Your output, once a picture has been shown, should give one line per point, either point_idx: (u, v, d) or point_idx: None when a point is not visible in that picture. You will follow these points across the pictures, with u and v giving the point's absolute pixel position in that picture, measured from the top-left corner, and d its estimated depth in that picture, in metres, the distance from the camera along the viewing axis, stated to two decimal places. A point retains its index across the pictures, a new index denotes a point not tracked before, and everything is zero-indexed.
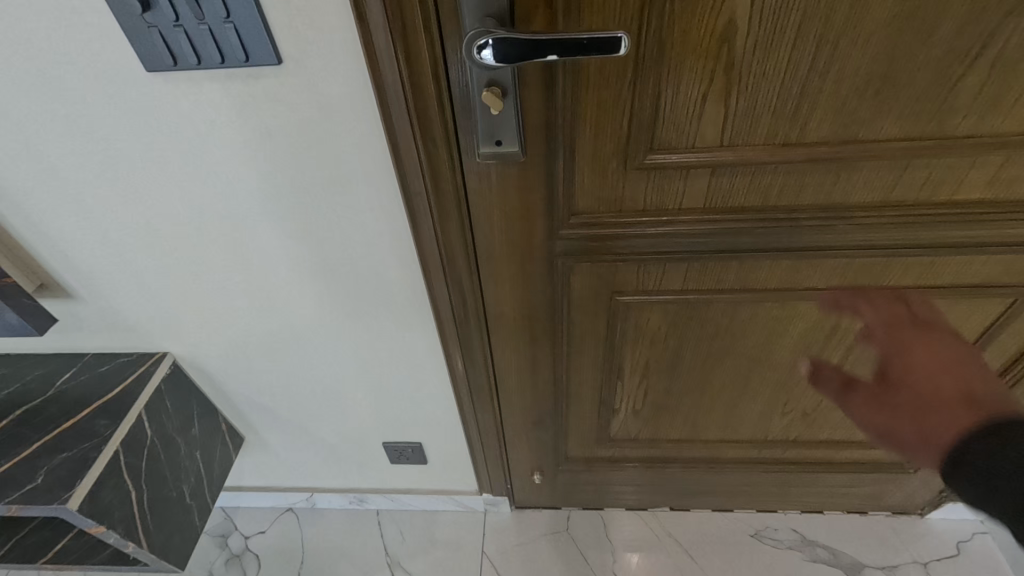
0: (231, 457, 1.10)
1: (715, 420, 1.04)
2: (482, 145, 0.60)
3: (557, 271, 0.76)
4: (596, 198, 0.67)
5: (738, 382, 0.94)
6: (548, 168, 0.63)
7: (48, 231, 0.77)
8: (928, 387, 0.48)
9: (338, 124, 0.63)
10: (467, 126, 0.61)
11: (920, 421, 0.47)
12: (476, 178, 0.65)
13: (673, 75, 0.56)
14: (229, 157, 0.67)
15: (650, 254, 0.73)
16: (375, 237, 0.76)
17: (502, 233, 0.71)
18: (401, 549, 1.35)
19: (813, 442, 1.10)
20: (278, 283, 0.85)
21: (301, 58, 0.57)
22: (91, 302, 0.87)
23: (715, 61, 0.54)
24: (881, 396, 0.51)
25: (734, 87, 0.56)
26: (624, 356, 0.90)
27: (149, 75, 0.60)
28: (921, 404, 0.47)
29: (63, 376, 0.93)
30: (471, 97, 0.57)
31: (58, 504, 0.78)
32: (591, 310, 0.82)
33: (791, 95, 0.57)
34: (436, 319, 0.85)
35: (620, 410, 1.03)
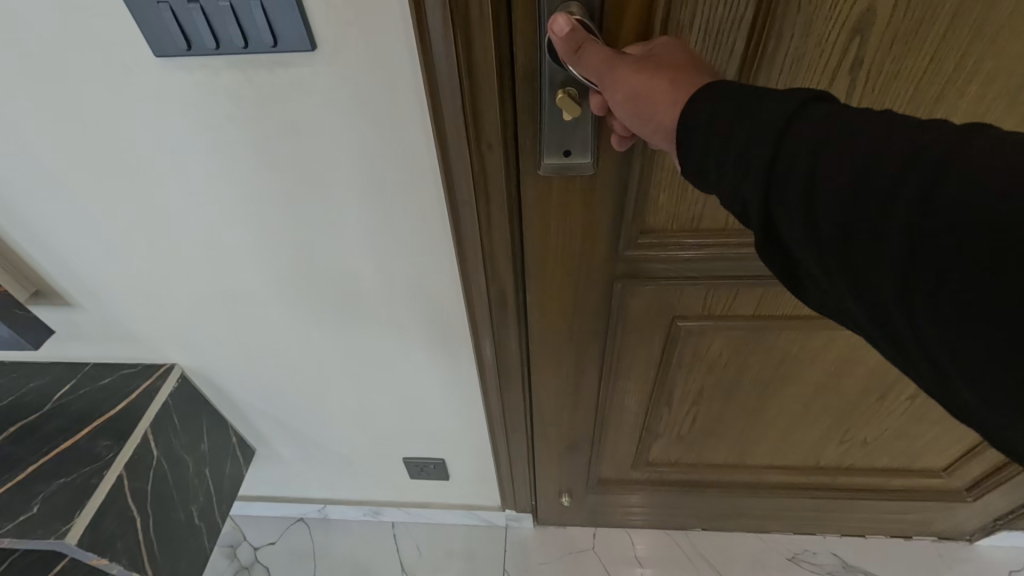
0: (242, 472, 1.03)
1: (764, 445, 0.97)
2: (548, 155, 0.53)
3: (614, 293, 0.68)
4: (671, 215, 0.59)
5: (797, 409, 0.87)
6: (623, 180, 0.56)
7: (42, 235, 0.68)
8: (682, 50, 0.41)
9: (377, 120, 0.54)
10: (529, 132, 0.53)
11: (669, 74, 0.39)
12: (534, 189, 0.57)
13: (789, 80, 0.49)
14: (251, 161, 0.60)
15: (724, 275, 0.65)
16: (410, 246, 0.68)
17: (558, 249, 0.63)
18: (417, 565, 1.28)
19: (867, 470, 1.03)
20: (298, 292, 0.77)
21: (340, 44, 0.48)
22: (91, 310, 0.79)
23: (842, 56, 0.48)
24: (639, 61, 0.41)
25: (857, 90, 0.50)
26: (675, 383, 0.82)
27: (159, 60, 0.51)
28: (671, 66, 0.40)
29: (62, 388, 0.85)
30: (541, 98, 0.50)
31: (55, 539, 0.70)
32: (646, 333, 0.74)
33: (919, 104, 0.51)
34: (474, 335, 0.77)
35: (663, 436, 0.95)
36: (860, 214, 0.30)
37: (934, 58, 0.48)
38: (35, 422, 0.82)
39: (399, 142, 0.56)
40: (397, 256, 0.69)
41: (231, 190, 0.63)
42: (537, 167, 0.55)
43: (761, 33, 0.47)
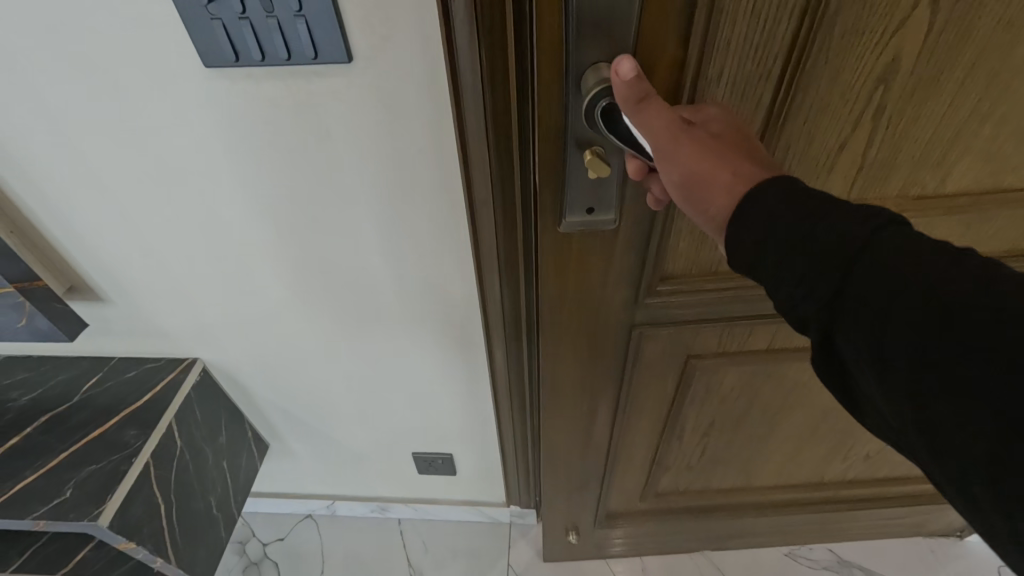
0: (256, 465, 1.06)
1: (772, 466, 1.01)
2: (574, 214, 0.57)
3: (633, 340, 0.73)
4: (690, 261, 0.65)
5: (806, 429, 0.93)
6: (653, 218, 0.59)
7: (80, 231, 0.72)
8: (732, 133, 0.45)
9: (402, 125, 0.59)
10: (557, 189, 0.56)
11: (727, 165, 0.42)
12: (554, 238, 0.60)
13: (814, 125, 0.53)
14: (284, 173, 0.65)
15: (737, 314, 0.71)
16: (428, 245, 0.73)
17: (579, 293, 0.66)
18: (424, 560, 1.32)
19: (865, 476, 1.07)
20: (319, 290, 0.81)
21: (373, 54, 0.53)
22: (123, 305, 0.83)
23: (866, 103, 0.52)
24: (699, 144, 0.43)
25: (878, 134, 0.55)
26: (687, 418, 0.88)
27: (206, 70, 0.56)
28: (727, 154, 0.43)
29: (90, 381, 0.89)
30: (568, 159, 0.53)
31: (88, 521, 0.73)
32: (662, 373, 0.79)
33: (937, 144, 0.56)
34: (484, 321, 0.80)
35: (673, 467, 1.00)
36: (926, 352, 0.32)
37: (952, 103, 0.52)
38: (63, 413, 0.85)
39: (422, 145, 0.61)
40: (415, 256, 0.74)
41: (259, 191, 0.67)
42: (558, 225, 0.58)
43: (793, 85, 0.50)
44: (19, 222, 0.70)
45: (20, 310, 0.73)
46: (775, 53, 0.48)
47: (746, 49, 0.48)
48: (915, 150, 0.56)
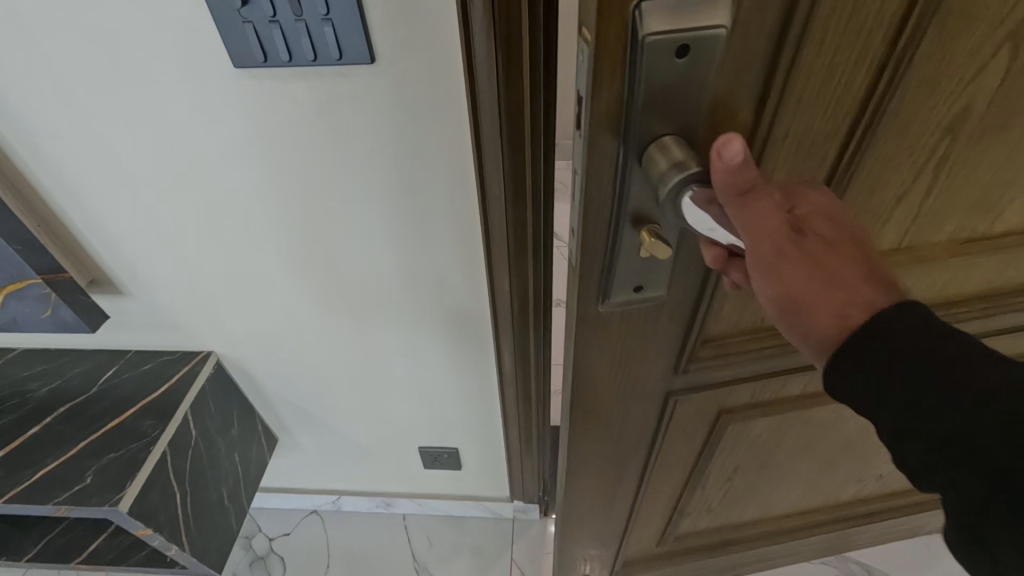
0: (265, 457, 1.08)
1: (791, 495, 1.03)
2: (620, 293, 0.50)
3: (670, 405, 0.71)
4: (732, 323, 0.62)
5: (827, 459, 0.95)
6: (701, 283, 0.54)
7: (105, 225, 0.75)
8: (838, 235, 0.40)
9: (419, 121, 0.61)
10: (600, 269, 0.47)
11: (839, 289, 0.40)
12: (592, 319, 0.52)
13: (875, 180, 0.49)
14: (302, 170, 0.68)
15: (771, 369, 0.71)
16: (441, 240, 0.75)
17: (616, 370, 0.60)
18: (428, 554, 1.34)
19: (872, 487, 1.08)
20: (334, 292, 0.85)
21: (395, 58, 0.56)
22: (142, 298, 0.85)
23: (930, 154, 0.48)
24: (810, 263, 0.39)
25: (936, 184, 0.51)
26: (713, 466, 0.88)
27: (235, 70, 0.58)
28: (836, 272, 0.40)
29: (106, 373, 0.91)
30: (617, 238, 0.45)
31: (109, 506, 0.76)
32: (692, 429, 0.77)
33: (994, 189, 0.54)
34: (493, 310, 0.82)
35: (692, 512, 0.99)
36: None
37: (1012, 149, 0.50)
38: (81, 404, 0.87)
39: (439, 142, 0.63)
40: (428, 251, 0.77)
41: (281, 193, 0.71)
42: (597, 305, 0.51)
43: (863, 139, 0.45)
44: (46, 217, 0.73)
45: (45, 301, 0.75)
46: (845, 111, 0.43)
47: (816, 109, 0.42)
48: (970, 197, 0.54)
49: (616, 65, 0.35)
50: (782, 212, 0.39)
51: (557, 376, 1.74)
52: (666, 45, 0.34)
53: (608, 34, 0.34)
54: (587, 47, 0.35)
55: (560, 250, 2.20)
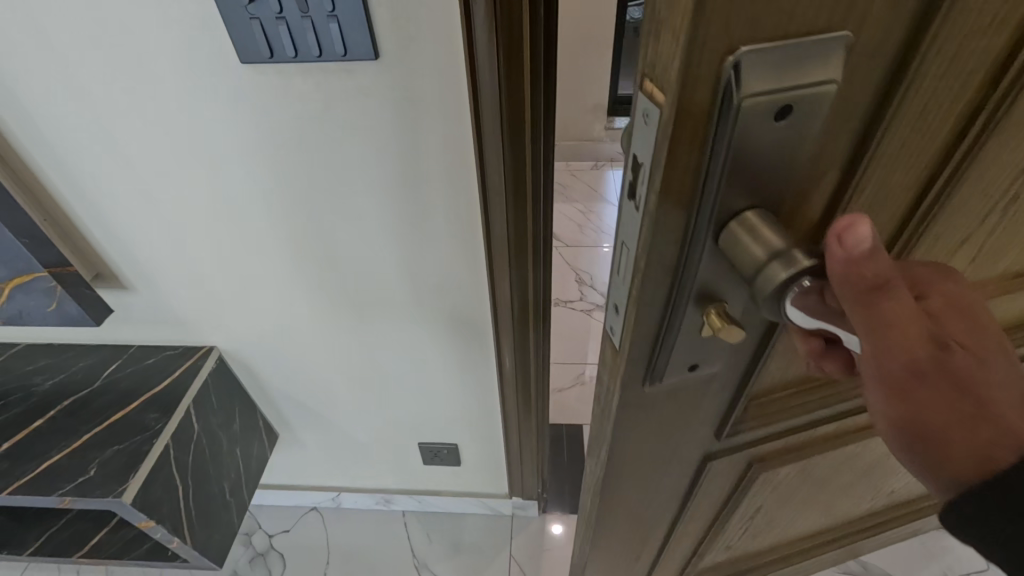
0: (265, 453, 1.10)
1: (808, 521, 0.98)
2: (675, 371, 0.42)
3: (707, 465, 0.62)
4: (781, 378, 0.54)
5: (847, 488, 0.90)
6: (758, 349, 0.46)
7: (110, 221, 0.76)
8: (977, 340, 0.32)
9: (422, 118, 0.63)
10: (656, 348, 0.40)
11: (978, 411, 0.31)
12: (637, 398, 0.45)
13: (943, 230, 0.41)
14: (305, 168, 0.69)
15: (812, 420, 0.63)
16: (442, 237, 0.76)
17: (654, 439, 0.52)
18: (427, 551, 1.35)
19: (881, 499, 1.04)
20: (335, 289, 0.86)
21: (399, 55, 0.57)
22: (145, 293, 0.86)
23: (1003, 195, 0.41)
24: (943, 377, 0.31)
25: (1002, 226, 0.44)
26: (738, 513, 0.80)
27: (242, 66, 0.59)
28: (976, 391, 0.31)
29: (110, 367, 0.92)
30: (677, 318, 0.38)
31: (113, 497, 0.76)
32: (724, 482, 0.69)
33: None
34: (492, 305, 0.84)
35: (711, 551, 0.92)
36: None
37: None
38: (85, 397, 0.88)
39: (442, 140, 0.64)
40: (429, 248, 0.78)
41: (287, 191, 0.72)
42: (645, 383, 0.43)
43: (949, 183, 0.37)
44: (53, 212, 0.74)
45: (50, 295, 0.76)
46: (928, 157, 0.35)
47: (900, 158, 0.34)
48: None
49: (698, 135, 0.28)
50: (915, 309, 0.30)
51: (555, 375, 1.75)
52: (761, 110, 0.27)
53: (688, 102, 0.27)
54: (661, 115, 0.28)
55: (559, 250, 2.22)
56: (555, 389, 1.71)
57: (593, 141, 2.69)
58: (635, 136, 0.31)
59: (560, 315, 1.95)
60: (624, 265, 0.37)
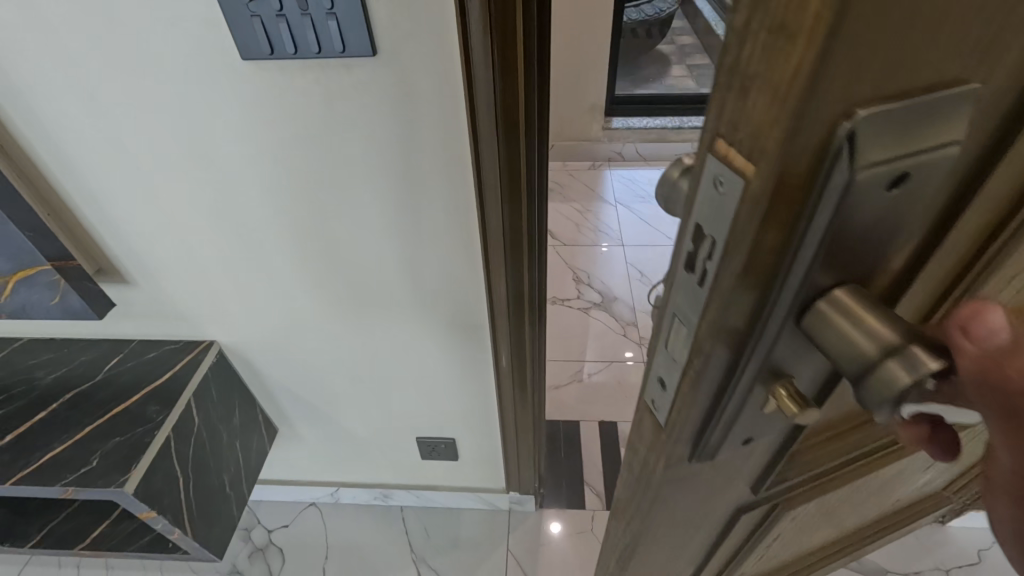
0: (264, 447, 1.12)
1: (821, 549, 0.92)
2: (726, 446, 0.37)
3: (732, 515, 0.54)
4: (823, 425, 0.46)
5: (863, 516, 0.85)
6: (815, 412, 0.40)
7: (113, 216, 0.77)
8: None
9: (418, 114, 0.64)
10: (710, 426, 0.35)
11: None
12: (681, 469, 0.40)
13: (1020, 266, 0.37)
14: (305, 164, 0.71)
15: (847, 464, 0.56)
16: (438, 233, 0.78)
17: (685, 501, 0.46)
18: (425, 546, 1.36)
19: (913, 517, 0.96)
20: (332, 285, 0.88)
21: (396, 51, 0.59)
22: (147, 287, 0.87)
23: None
24: None
25: None
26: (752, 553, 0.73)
27: (243, 62, 0.61)
28: None
29: (112, 360, 0.93)
30: (738, 396, 0.32)
31: (115, 487, 0.77)
32: (744, 529, 0.61)
33: None
34: (488, 297, 0.85)
35: None
36: None
37: None
38: (87, 390, 0.89)
39: (438, 137, 0.66)
40: (425, 245, 0.80)
41: (287, 187, 0.74)
42: (691, 455, 0.38)
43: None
44: (56, 206, 0.75)
45: (54, 288, 0.77)
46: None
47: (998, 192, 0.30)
48: None
49: (792, 209, 0.23)
50: None
51: (552, 372, 1.77)
52: (871, 178, 0.22)
53: (783, 173, 0.22)
54: (743, 186, 0.23)
55: (556, 249, 2.24)
56: (552, 386, 1.72)
57: (589, 141, 2.72)
58: (698, 206, 0.26)
59: (557, 312, 1.97)
60: (678, 345, 0.32)
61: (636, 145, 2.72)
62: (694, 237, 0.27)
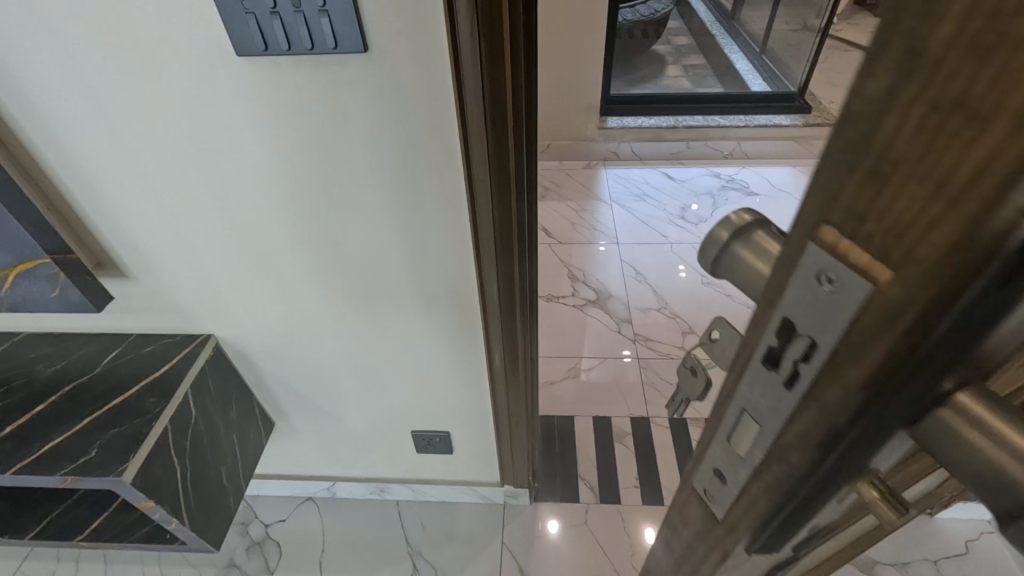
0: (262, 442, 1.14)
1: None
2: (794, 539, 0.33)
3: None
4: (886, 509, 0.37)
5: None
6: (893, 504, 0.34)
7: (112, 211, 0.79)
8: None
9: (410, 112, 0.66)
10: (782, 521, 0.31)
11: None
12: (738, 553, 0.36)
13: None
14: (300, 162, 0.73)
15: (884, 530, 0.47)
16: (430, 229, 0.80)
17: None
18: (421, 539, 1.37)
19: None
20: (327, 283, 0.90)
21: (387, 48, 0.60)
22: (145, 282, 0.89)
23: None
24: None
25: None
26: None
27: (239, 59, 0.63)
28: None
29: (111, 354, 0.95)
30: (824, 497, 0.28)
31: (114, 476, 0.78)
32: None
33: None
34: (479, 291, 0.88)
35: None
36: None
37: None
38: (86, 382, 0.91)
39: (429, 135, 0.68)
40: (418, 242, 0.82)
41: (283, 184, 0.76)
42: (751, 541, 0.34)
43: None
44: (56, 201, 0.77)
45: (54, 281, 0.79)
46: None
47: None
48: None
49: (933, 318, 0.19)
50: None
51: (546, 367, 1.79)
52: None
53: (932, 287, 0.18)
54: (870, 291, 0.20)
55: (551, 247, 2.26)
56: (546, 381, 1.74)
57: (584, 140, 2.74)
58: (790, 297, 0.23)
59: (551, 309, 1.99)
60: (756, 436, 0.29)
61: (633, 145, 2.74)
62: (785, 330, 0.25)
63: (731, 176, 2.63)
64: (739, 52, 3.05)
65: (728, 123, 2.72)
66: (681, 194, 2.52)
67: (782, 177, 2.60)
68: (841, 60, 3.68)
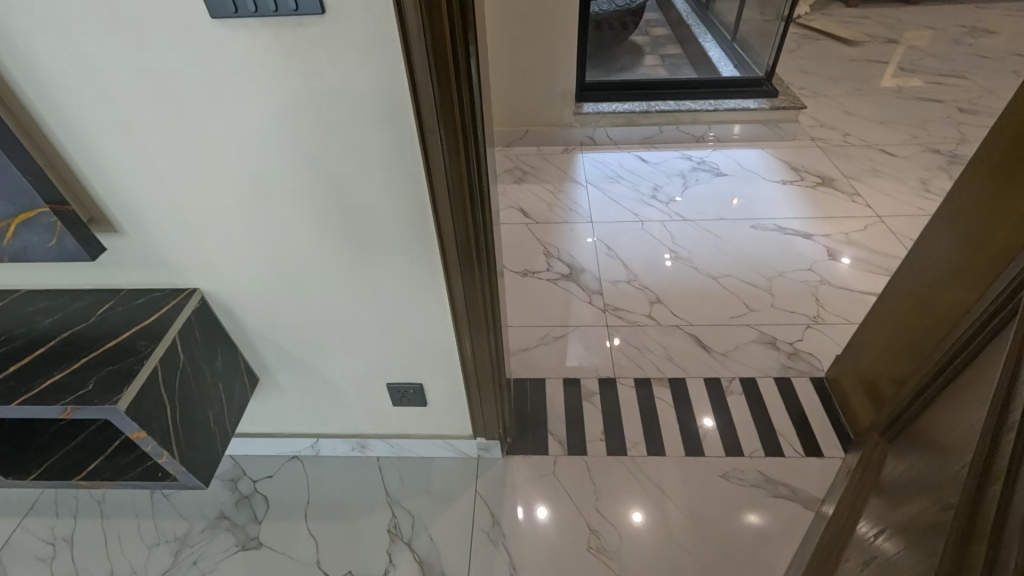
0: (247, 394, 1.23)
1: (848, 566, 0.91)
2: None
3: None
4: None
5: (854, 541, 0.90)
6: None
7: (104, 170, 0.88)
8: None
9: (363, 70, 0.75)
10: None
11: None
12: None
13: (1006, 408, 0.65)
14: (271, 122, 0.82)
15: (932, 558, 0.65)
16: (390, 186, 0.89)
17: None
18: (399, 490, 1.46)
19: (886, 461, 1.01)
20: (301, 241, 0.99)
21: (340, 11, 0.69)
22: (135, 237, 0.98)
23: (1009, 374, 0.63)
24: None
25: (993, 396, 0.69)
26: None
27: (212, 21, 0.71)
28: None
29: (104, 307, 1.04)
30: None
31: (108, 405, 0.87)
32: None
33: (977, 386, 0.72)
34: (440, 242, 0.97)
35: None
36: None
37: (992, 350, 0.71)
38: (81, 330, 0.99)
39: (383, 94, 0.77)
40: (383, 201, 0.91)
41: (256, 144, 0.84)
42: None
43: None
44: (53, 159, 0.86)
45: (52, 230, 0.87)
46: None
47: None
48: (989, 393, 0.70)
49: None
50: None
51: (519, 337, 1.88)
52: None
53: None
54: None
55: (528, 227, 2.35)
56: (521, 348, 1.84)
57: (561, 126, 2.84)
58: None
59: (528, 283, 2.09)
60: None
61: (608, 130, 2.87)
62: None
63: (702, 158, 2.75)
64: (712, 42, 3.16)
65: (699, 107, 2.82)
66: (654, 176, 2.63)
67: (750, 159, 2.72)
68: (812, 49, 3.80)
